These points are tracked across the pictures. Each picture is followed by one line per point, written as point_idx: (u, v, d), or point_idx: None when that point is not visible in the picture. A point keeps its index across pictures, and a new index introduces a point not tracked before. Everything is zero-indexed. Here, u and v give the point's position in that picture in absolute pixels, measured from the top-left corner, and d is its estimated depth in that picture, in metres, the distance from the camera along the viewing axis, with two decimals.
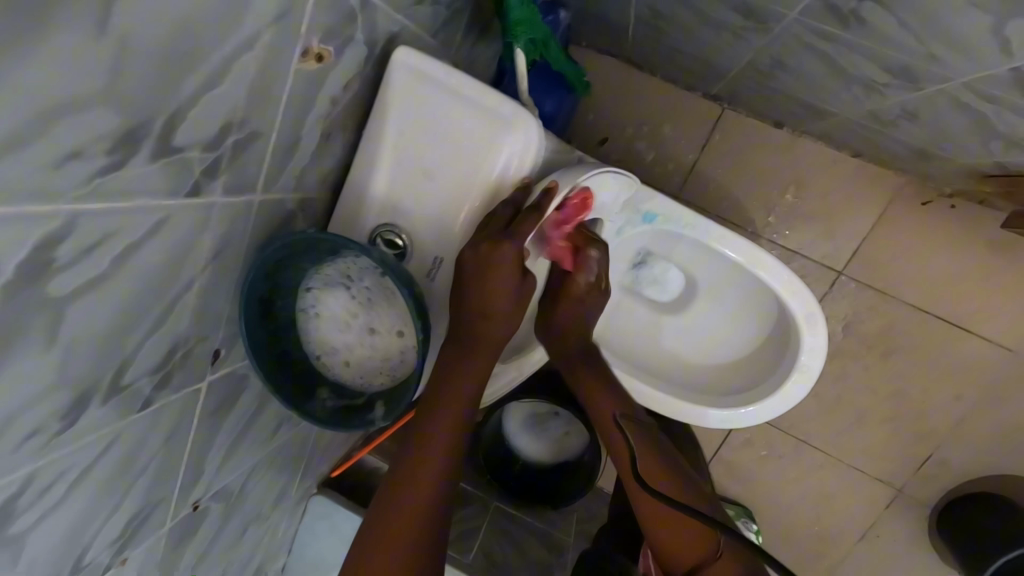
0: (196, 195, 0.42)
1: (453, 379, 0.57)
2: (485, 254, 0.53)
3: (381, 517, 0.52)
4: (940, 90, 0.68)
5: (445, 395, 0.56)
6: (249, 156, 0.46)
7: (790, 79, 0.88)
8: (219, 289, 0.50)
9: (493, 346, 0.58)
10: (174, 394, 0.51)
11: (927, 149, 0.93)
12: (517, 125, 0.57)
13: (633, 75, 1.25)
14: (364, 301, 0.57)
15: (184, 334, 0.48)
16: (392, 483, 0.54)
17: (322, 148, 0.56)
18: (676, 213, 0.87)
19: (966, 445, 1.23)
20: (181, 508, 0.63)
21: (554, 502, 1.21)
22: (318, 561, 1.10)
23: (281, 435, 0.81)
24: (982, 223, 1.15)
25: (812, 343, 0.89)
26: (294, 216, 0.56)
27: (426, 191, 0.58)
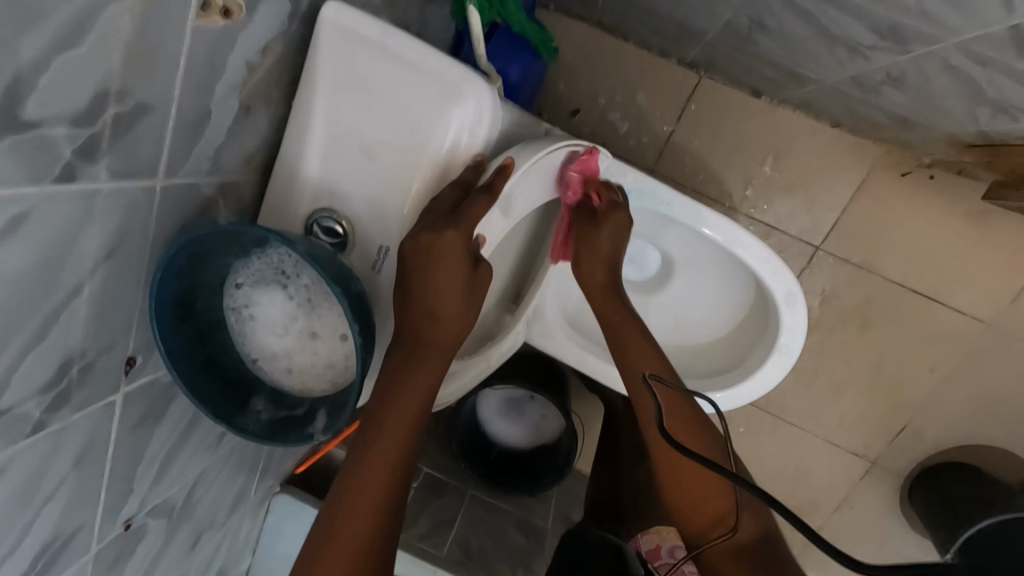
0: (72, 180, 0.35)
1: (395, 395, 0.49)
2: (427, 241, 0.47)
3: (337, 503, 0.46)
4: (930, 52, 0.63)
5: (385, 413, 0.49)
6: (141, 133, 0.38)
7: (770, 42, 0.82)
8: (118, 291, 0.43)
9: (444, 352, 0.51)
10: (77, 413, 0.44)
11: (910, 116, 0.88)
12: (464, 92, 0.50)
13: (605, 41, 1.18)
14: (304, 303, 0.49)
15: (81, 344, 0.41)
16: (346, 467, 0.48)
17: (242, 122, 0.48)
18: (652, 188, 0.82)
19: (937, 416, 1.23)
20: (110, 530, 0.57)
21: (531, 487, 1.19)
22: (287, 559, 1.07)
23: (230, 438, 0.75)
24: (961, 193, 1.12)
25: (792, 323, 0.85)
26: (213, 203, 0.49)
27: (366, 169, 0.51)
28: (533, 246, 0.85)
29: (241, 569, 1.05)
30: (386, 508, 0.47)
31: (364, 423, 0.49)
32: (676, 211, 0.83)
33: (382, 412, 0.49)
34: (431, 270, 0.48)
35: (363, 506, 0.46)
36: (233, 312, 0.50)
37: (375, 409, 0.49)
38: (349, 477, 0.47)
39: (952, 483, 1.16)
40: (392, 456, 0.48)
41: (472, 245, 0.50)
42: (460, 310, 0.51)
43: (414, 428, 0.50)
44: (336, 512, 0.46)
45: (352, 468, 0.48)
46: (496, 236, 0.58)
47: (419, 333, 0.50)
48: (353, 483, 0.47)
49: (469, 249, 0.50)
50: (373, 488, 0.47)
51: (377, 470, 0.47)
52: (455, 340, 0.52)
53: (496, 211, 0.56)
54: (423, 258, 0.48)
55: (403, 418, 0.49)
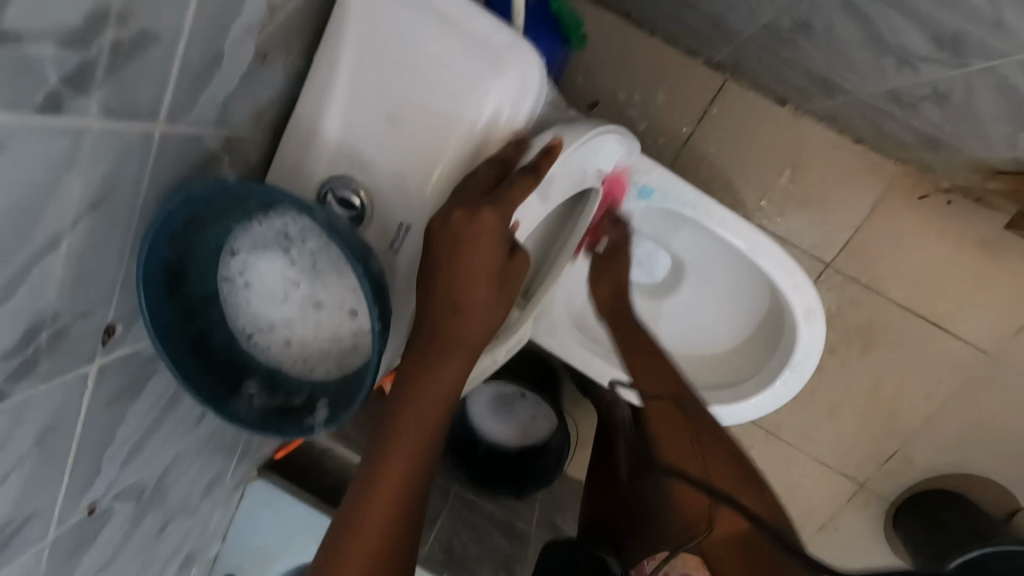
0: (57, 112, 0.29)
1: (411, 403, 0.45)
2: (458, 227, 0.43)
3: (354, 503, 0.44)
4: (988, 68, 0.60)
5: (400, 423, 0.45)
6: (143, 68, 0.33)
7: (811, 47, 0.79)
8: (102, 249, 0.37)
9: (471, 351, 0.46)
10: (42, 385, 0.38)
11: (942, 138, 0.86)
12: (509, 57, 0.46)
13: (630, 34, 1.13)
14: (307, 269, 0.44)
15: (55, 306, 0.36)
16: (366, 466, 0.45)
17: (256, 72, 0.43)
18: (677, 189, 0.78)
19: (930, 444, 1.23)
20: (72, 514, 0.51)
21: (518, 489, 1.14)
22: (262, 547, 1.03)
23: (210, 419, 0.69)
24: (977, 220, 1.10)
25: (809, 340, 0.82)
26: (217, 160, 0.44)
27: (393, 133, 0.46)
28: (545, 243, 0.78)
29: (209, 554, 1.00)
30: (400, 525, 0.44)
31: (379, 432, 0.46)
32: (700, 214, 0.79)
33: (396, 426, 0.45)
34: (461, 262, 0.43)
35: (380, 510, 0.44)
36: (226, 279, 0.45)
37: (390, 417, 0.46)
38: (364, 485, 0.45)
39: (940, 514, 1.15)
40: (406, 475, 0.45)
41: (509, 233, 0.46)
42: (489, 308, 0.46)
43: (435, 430, 0.46)
44: (353, 512, 0.44)
45: (371, 467, 0.45)
46: (532, 222, 0.53)
47: (440, 332, 0.45)
48: (367, 492, 0.44)
49: (506, 235, 0.45)
50: (386, 506, 0.44)
51: (391, 485, 0.44)
52: (480, 340, 0.47)
53: (535, 196, 0.52)
54: (453, 251, 0.43)
55: (421, 430, 0.45)
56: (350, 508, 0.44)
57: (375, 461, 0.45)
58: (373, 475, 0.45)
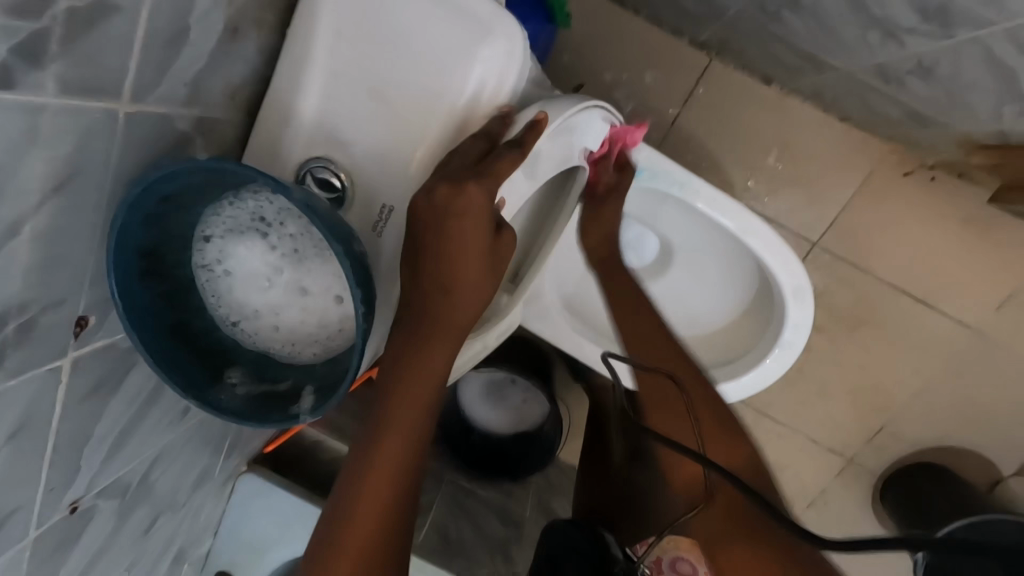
0: (11, 87, 0.27)
1: (400, 392, 0.44)
2: (445, 203, 0.41)
3: (348, 489, 0.44)
4: (973, 39, 0.60)
5: (392, 407, 0.45)
6: (104, 40, 0.31)
7: (798, 21, 0.78)
8: (68, 233, 0.36)
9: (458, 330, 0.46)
10: (12, 378, 0.37)
11: (927, 112, 0.86)
12: (493, 30, 0.45)
13: (615, 13, 1.12)
14: (290, 254, 0.43)
15: (20, 295, 0.34)
16: (359, 452, 0.45)
17: (227, 47, 0.41)
18: (665, 169, 0.77)
19: (916, 419, 1.25)
20: (53, 512, 0.50)
21: (514, 472, 1.18)
22: (254, 540, 1.02)
23: (194, 413, 0.68)
24: (960, 196, 1.11)
25: (798, 318, 0.83)
26: (189, 140, 0.42)
27: (373, 110, 0.45)
28: (535, 223, 0.77)
29: (201, 550, 0.99)
30: (394, 512, 0.45)
31: (370, 417, 0.45)
32: (688, 193, 0.79)
33: (388, 411, 0.44)
34: (447, 240, 0.42)
35: (375, 494, 0.44)
36: (203, 267, 0.43)
37: (380, 406, 0.45)
38: (357, 471, 0.44)
39: (924, 487, 1.17)
40: (400, 458, 0.44)
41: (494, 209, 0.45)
42: (477, 289, 0.45)
43: (428, 414, 0.46)
44: (347, 497, 0.44)
45: (364, 453, 0.44)
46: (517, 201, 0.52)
47: (427, 315, 0.44)
48: (360, 477, 0.44)
49: (491, 212, 0.44)
50: (378, 495, 0.44)
51: (385, 469, 0.44)
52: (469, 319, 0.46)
53: (520, 172, 0.51)
54: (438, 228, 0.42)
55: (414, 413, 0.45)
56: (344, 494, 0.44)
57: (366, 450, 0.44)
58: (366, 460, 0.44)
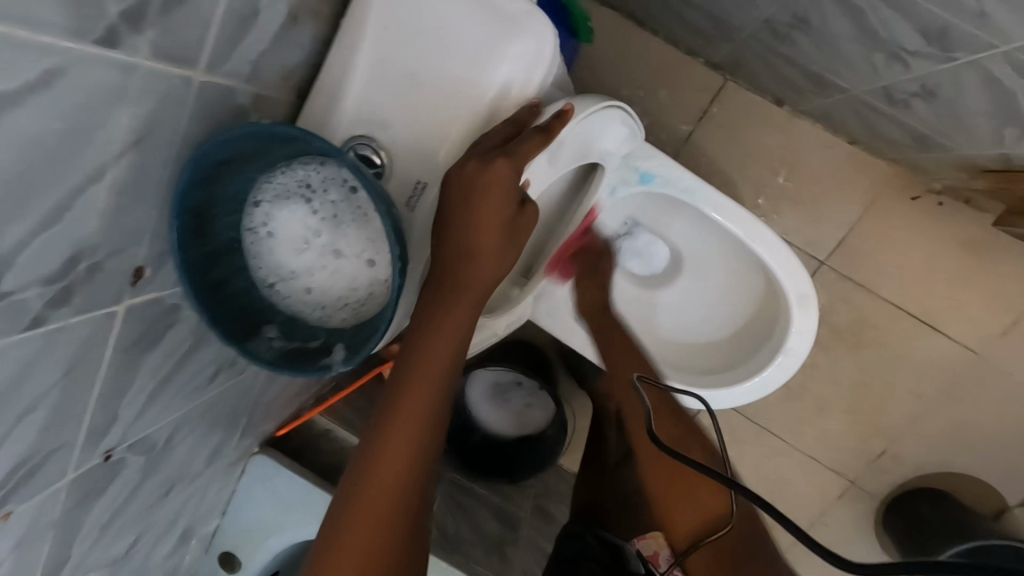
0: (111, 47, 0.32)
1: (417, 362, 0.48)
2: (471, 177, 0.46)
3: (378, 431, 0.47)
4: (972, 62, 0.63)
5: (419, 355, 0.48)
6: (190, 14, 0.36)
7: (808, 43, 0.82)
8: (137, 186, 0.40)
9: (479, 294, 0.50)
10: (74, 316, 0.41)
11: (932, 136, 0.89)
12: (525, 27, 0.49)
13: (635, 34, 1.17)
14: (329, 219, 0.48)
15: (92, 238, 0.38)
16: (388, 397, 0.48)
17: (286, 32, 0.46)
18: (676, 175, 0.81)
19: (918, 442, 1.25)
20: (87, 458, 0.53)
21: (512, 474, 1.17)
22: (259, 524, 1.04)
23: (218, 383, 0.71)
24: (965, 222, 1.14)
25: (802, 324, 0.85)
26: (245, 114, 0.46)
27: (413, 97, 0.49)
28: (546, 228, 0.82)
29: (207, 529, 1.01)
30: (421, 453, 0.47)
31: (398, 364, 0.49)
32: (698, 199, 0.82)
33: (416, 357, 0.48)
34: (475, 207, 0.46)
35: (403, 435, 0.47)
36: (250, 230, 0.47)
37: (398, 376, 0.48)
38: (387, 412, 0.48)
39: (927, 512, 1.17)
40: (426, 401, 0.48)
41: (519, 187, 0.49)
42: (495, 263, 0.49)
43: (452, 363, 0.49)
44: (377, 438, 0.47)
45: (393, 396, 0.48)
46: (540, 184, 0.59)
47: (445, 287, 0.48)
48: (390, 417, 0.47)
49: (515, 186, 0.48)
50: (406, 444, 0.47)
51: (413, 410, 0.47)
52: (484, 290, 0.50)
53: (544, 158, 0.58)
54: (461, 197, 0.46)
55: (439, 361, 0.48)
56: (373, 435, 0.47)
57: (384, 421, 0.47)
58: (394, 404, 0.48)
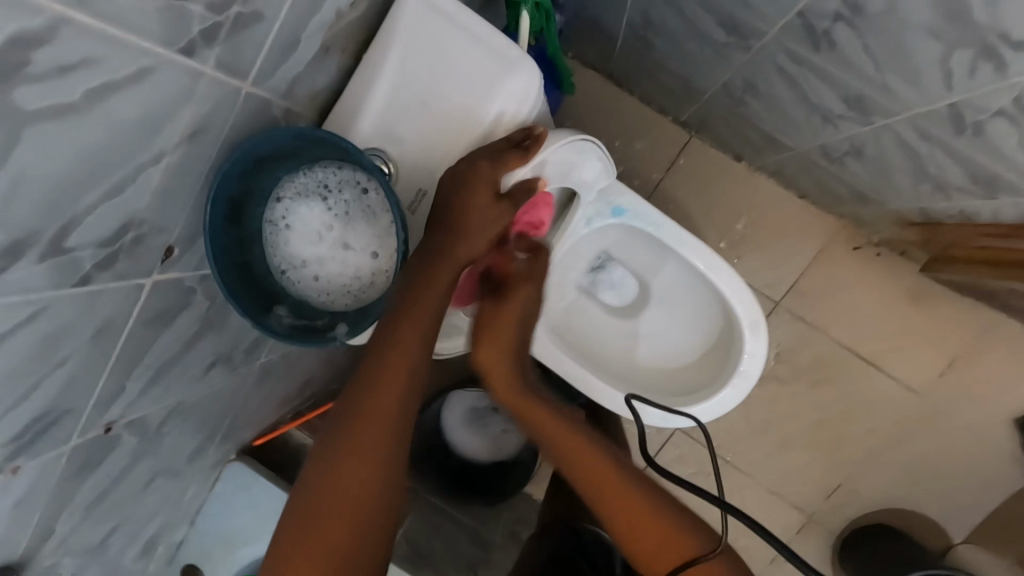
0: (189, 56, 0.40)
1: (364, 405, 0.58)
2: (458, 175, 0.58)
3: (371, 370, 0.59)
4: (887, 125, 0.77)
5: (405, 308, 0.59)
6: (251, 37, 0.44)
7: (758, 105, 0.96)
8: (184, 175, 0.47)
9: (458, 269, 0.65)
10: (114, 281, 0.46)
11: (865, 191, 1.03)
12: (517, 67, 0.59)
13: (613, 91, 1.31)
14: (341, 216, 0.56)
15: (142, 212, 0.45)
16: (380, 343, 0.59)
17: (319, 60, 0.55)
18: (644, 210, 0.92)
19: (870, 476, 1.33)
20: (92, 428, 0.56)
21: (486, 495, 1.22)
22: (227, 536, 1.04)
23: (213, 376, 0.75)
24: (901, 272, 1.27)
25: (754, 349, 0.94)
26: (276, 123, 0.54)
27: (420, 120, 0.60)
28: None
29: (175, 538, 1.00)
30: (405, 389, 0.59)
31: (389, 314, 0.59)
32: (664, 233, 0.93)
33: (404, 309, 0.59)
34: (462, 197, 0.58)
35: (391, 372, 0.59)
36: (270, 221, 0.56)
37: (341, 430, 0.58)
38: (379, 353, 0.59)
39: (882, 547, 1.24)
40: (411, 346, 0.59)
41: (497, 184, 0.60)
42: (432, 313, 0.60)
43: (433, 315, 0.60)
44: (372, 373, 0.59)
45: (384, 340, 0.59)
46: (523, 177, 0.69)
47: (401, 302, 0.59)
48: (381, 358, 0.59)
49: (493, 185, 0.59)
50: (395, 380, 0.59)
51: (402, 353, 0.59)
52: (423, 341, 0.60)
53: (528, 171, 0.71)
54: (454, 195, 0.58)
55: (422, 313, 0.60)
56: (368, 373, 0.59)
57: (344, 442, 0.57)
58: (386, 348, 0.59)
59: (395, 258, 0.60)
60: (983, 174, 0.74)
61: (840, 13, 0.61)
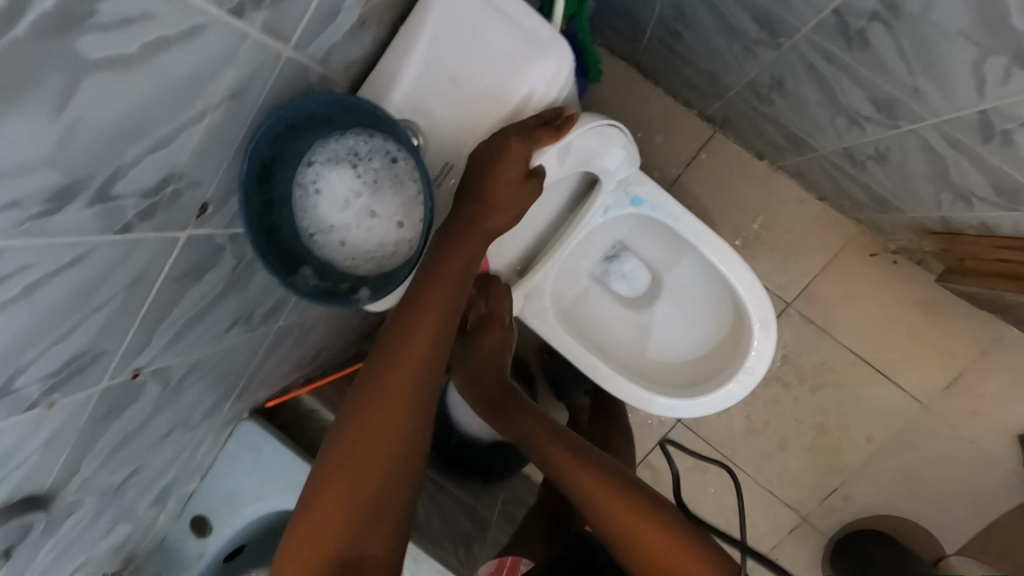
0: (238, 19, 0.41)
1: (397, 354, 0.62)
2: (491, 149, 0.61)
3: (405, 321, 0.63)
4: (913, 130, 0.76)
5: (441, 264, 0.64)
6: (294, 2, 0.46)
7: (784, 104, 0.96)
8: (223, 134, 0.49)
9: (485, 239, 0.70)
10: (151, 232, 0.48)
11: (886, 197, 1.03)
12: (550, 49, 0.61)
13: (638, 82, 1.31)
14: (369, 183, 0.59)
15: (181, 167, 0.46)
16: (416, 296, 0.64)
17: (356, 30, 0.56)
18: (663, 202, 0.92)
19: (867, 483, 1.34)
20: (121, 373, 0.59)
21: (485, 474, 1.26)
22: (235, 491, 1.08)
23: (234, 335, 0.77)
24: (914, 281, 1.26)
25: (762, 346, 0.95)
26: (312, 89, 0.56)
27: (452, 95, 0.61)
28: (539, 241, 0.97)
29: (185, 490, 1.04)
30: (437, 340, 0.64)
31: (426, 269, 0.64)
32: (681, 226, 0.93)
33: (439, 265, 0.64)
34: (493, 173, 0.62)
35: (424, 322, 0.63)
36: (301, 185, 0.58)
37: (373, 381, 0.62)
38: (414, 305, 0.64)
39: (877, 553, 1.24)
40: (444, 301, 0.64)
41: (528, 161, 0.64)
42: (463, 271, 0.65)
43: (464, 274, 0.66)
44: (406, 323, 0.63)
45: (419, 293, 0.64)
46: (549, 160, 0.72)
47: (436, 261, 0.64)
48: (416, 311, 0.63)
49: (523, 163, 0.62)
50: (427, 332, 0.63)
51: (435, 306, 0.64)
52: (453, 296, 0.65)
53: (555, 153, 0.73)
54: (485, 169, 0.62)
55: (454, 271, 0.65)
56: (403, 324, 0.63)
57: (376, 386, 0.61)
58: (421, 301, 0.64)
59: (419, 229, 0.62)
60: (1006, 185, 0.74)
61: (876, 12, 0.61)
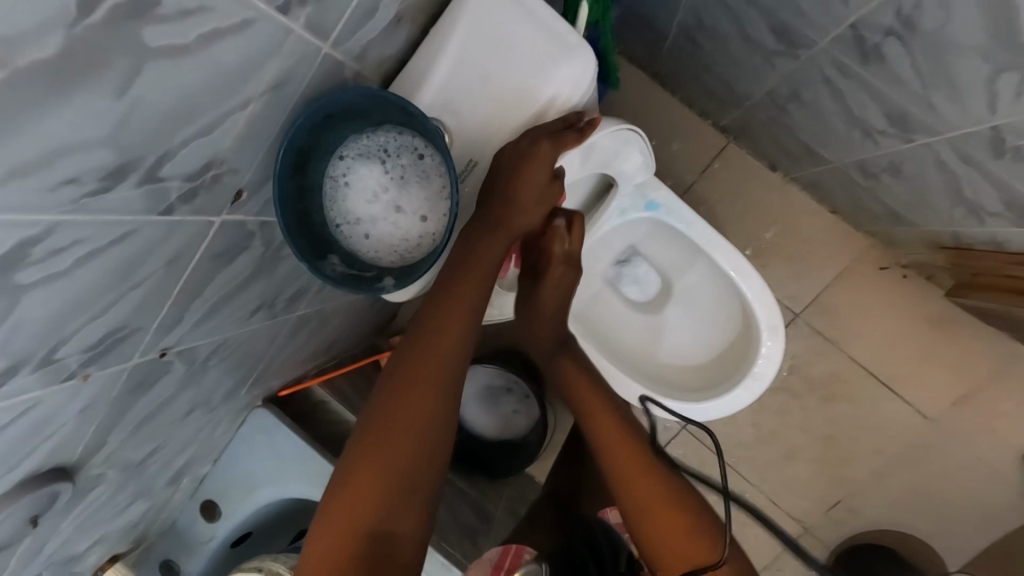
0: (284, 15, 0.44)
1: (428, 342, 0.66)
2: (516, 151, 0.63)
3: (433, 313, 0.67)
4: (926, 144, 0.78)
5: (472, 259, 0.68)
6: (336, 1, 0.48)
7: (800, 115, 0.97)
8: (263, 124, 0.51)
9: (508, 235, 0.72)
10: (191, 214, 0.51)
11: (898, 210, 1.04)
12: (576, 54, 0.64)
13: (655, 91, 1.33)
14: (397, 178, 0.62)
15: (222, 153, 0.49)
16: (444, 290, 0.68)
17: (390, 30, 0.59)
18: (677, 206, 0.94)
19: (872, 496, 1.34)
20: (151, 350, 0.61)
21: (492, 472, 1.27)
22: (247, 477, 1.10)
23: (256, 321, 0.80)
24: (924, 296, 1.27)
25: (771, 351, 0.96)
26: (346, 85, 0.58)
27: (479, 95, 0.63)
28: None
29: (198, 473, 1.06)
30: (463, 331, 0.68)
31: (455, 265, 0.68)
32: (694, 231, 0.95)
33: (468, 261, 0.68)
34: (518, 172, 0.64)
35: (454, 314, 0.67)
36: (332, 178, 0.62)
37: (405, 367, 0.65)
38: (443, 298, 0.68)
39: None
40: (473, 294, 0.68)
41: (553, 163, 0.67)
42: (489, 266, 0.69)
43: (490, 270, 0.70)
44: (435, 314, 0.67)
45: (448, 287, 0.68)
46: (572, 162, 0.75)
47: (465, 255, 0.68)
48: (445, 303, 0.67)
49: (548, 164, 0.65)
50: (456, 323, 0.67)
51: (463, 298, 0.68)
52: (479, 290, 0.69)
53: (576, 155, 0.75)
54: (510, 168, 0.64)
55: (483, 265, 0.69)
56: (432, 315, 0.67)
57: (408, 371, 0.64)
58: (450, 293, 0.68)
59: (443, 223, 0.64)
60: (1017, 200, 0.75)
61: (893, 28, 0.63)
